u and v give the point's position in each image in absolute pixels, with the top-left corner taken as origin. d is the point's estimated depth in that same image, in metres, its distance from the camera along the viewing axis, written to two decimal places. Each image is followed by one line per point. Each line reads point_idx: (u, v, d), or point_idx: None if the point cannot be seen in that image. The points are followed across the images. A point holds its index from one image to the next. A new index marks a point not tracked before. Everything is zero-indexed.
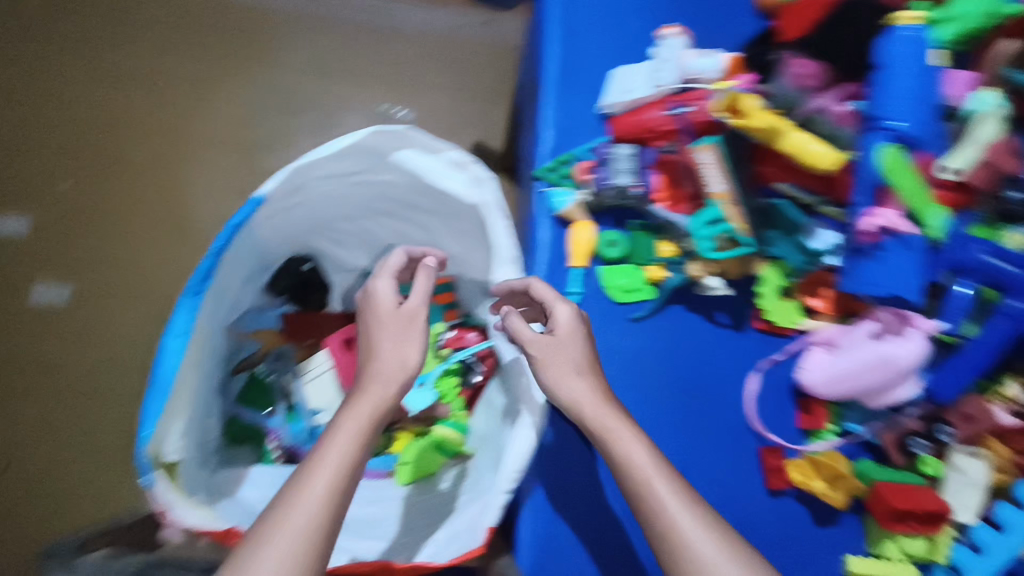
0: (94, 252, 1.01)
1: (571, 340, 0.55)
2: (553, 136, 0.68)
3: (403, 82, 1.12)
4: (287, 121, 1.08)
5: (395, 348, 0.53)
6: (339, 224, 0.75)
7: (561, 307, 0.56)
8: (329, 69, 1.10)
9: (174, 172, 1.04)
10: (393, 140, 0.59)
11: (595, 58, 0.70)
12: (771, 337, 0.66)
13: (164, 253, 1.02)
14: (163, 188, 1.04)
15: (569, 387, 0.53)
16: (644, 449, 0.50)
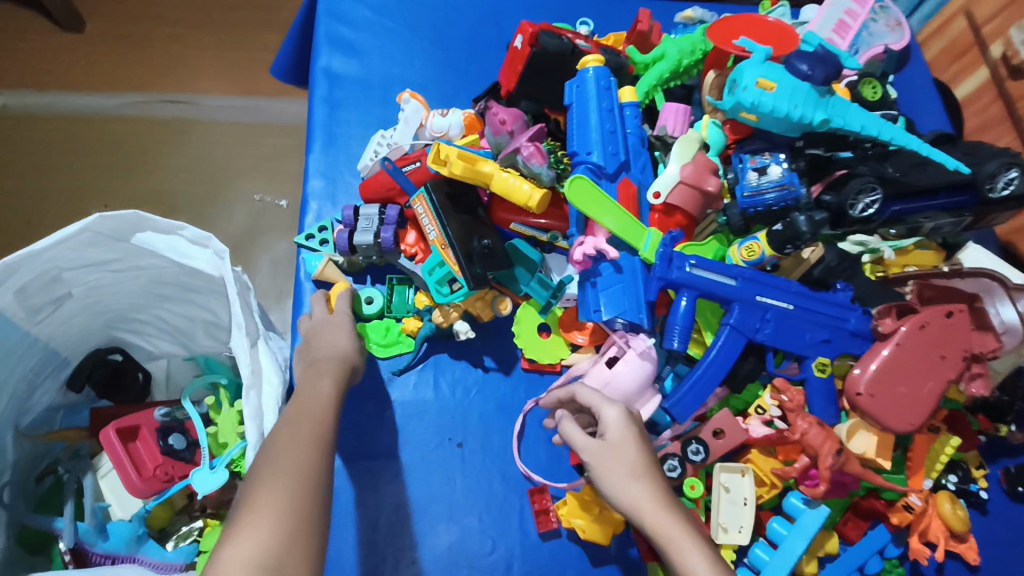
0: None
1: (629, 434, 0.50)
2: (314, 200, 0.72)
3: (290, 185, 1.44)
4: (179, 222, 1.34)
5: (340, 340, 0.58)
6: (133, 313, 0.77)
7: (609, 408, 0.52)
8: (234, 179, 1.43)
9: None
10: (125, 223, 0.61)
11: (359, 128, 0.76)
12: (539, 375, 0.66)
13: None
14: None
15: (648, 488, 0.47)
16: (681, 523, 0.46)
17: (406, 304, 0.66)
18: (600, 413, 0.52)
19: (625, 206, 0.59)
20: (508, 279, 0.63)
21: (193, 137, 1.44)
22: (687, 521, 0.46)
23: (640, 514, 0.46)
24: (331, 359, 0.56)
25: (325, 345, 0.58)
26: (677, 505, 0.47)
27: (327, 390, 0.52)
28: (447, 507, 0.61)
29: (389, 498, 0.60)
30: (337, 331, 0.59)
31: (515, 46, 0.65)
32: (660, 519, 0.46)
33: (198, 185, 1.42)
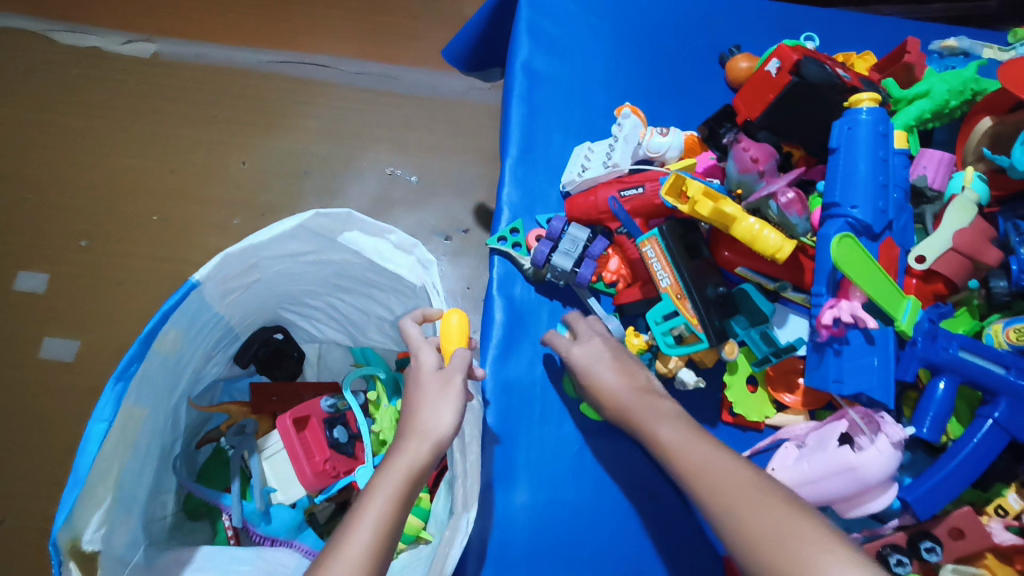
0: (104, 317, 1.16)
1: (605, 362, 0.55)
2: (510, 209, 0.68)
3: (410, 151, 1.31)
4: (297, 185, 1.27)
5: (433, 411, 0.53)
6: (305, 298, 0.75)
7: (574, 351, 0.57)
8: (359, 141, 1.31)
9: (185, 239, 1.22)
10: (335, 223, 0.59)
11: (560, 140, 0.71)
12: (741, 431, 0.62)
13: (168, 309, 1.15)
14: (178, 263, 1.20)
15: (613, 399, 0.54)
16: (689, 439, 0.49)
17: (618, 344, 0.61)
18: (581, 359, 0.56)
19: (886, 268, 0.53)
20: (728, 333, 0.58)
21: (332, 100, 1.34)
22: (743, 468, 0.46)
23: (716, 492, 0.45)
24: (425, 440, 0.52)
25: (426, 414, 0.53)
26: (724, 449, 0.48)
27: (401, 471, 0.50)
28: (634, 558, 0.59)
29: (578, 543, 0.59)
30: (440, 401, 0.53)
31: (767, 72, 0.59)
32: (717, 476, 0.45)
33: (316, 142, 1.30)
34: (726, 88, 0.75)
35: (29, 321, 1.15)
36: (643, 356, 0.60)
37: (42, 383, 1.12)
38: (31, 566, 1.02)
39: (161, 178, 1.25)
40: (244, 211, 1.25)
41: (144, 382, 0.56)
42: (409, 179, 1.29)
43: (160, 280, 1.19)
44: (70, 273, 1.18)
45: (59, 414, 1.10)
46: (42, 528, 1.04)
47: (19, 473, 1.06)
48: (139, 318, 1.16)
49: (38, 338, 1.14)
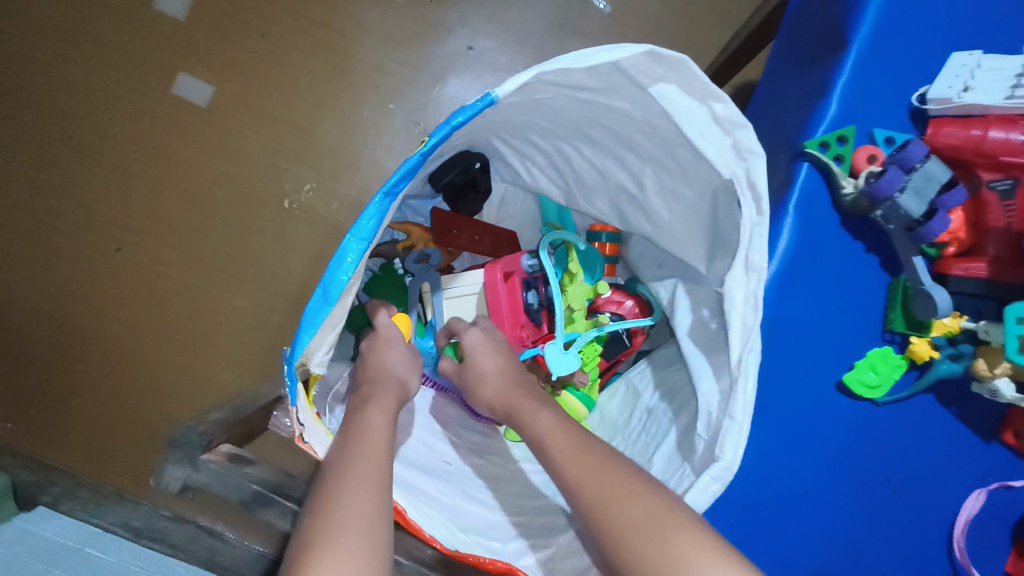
0: (239, 68, 1.03)
1: (488, 348, 0.58)
2: (840, 108, 0.53)
3: None
4: None
5: (404, 369, 0.56)
6: (532, 134, 0.63)
7: (471, 335, 0.59)
8: None
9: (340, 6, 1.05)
10: (658, 70, 0.46)
11: (929, 35, 0.53)
12: (1015, 458, 0.52)
13: (311, 90, 1.03)
14: (328, 31, 1.04)
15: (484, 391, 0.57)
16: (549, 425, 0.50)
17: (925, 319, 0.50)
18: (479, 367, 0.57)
19: None
20: None
21: None
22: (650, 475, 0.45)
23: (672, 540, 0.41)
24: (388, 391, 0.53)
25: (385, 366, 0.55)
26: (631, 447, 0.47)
27: (379, 422, 0.49)
28: (854, 551, 0.53)
29: (799, 513, 0.52)
30: (412, 367, 0.57)
31: None
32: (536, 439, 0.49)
33: None
34: None
35: (161, 49, 1.03)
36: (953, 348, 0.50)
37: (166, 125, 1.02)
38: (132, 308, 1.00)
39: None
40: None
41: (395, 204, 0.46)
42: (602, 10, 1.07)
43: (307, 41, 1.04)
44: (211, 6, 1.04)
45: (183, 158, 1.01)
46: (146, 274, 1.00)
47: (132, 212, 1.01)
48: (277, 80, 1.03)
49: (168, 72, 1.03)
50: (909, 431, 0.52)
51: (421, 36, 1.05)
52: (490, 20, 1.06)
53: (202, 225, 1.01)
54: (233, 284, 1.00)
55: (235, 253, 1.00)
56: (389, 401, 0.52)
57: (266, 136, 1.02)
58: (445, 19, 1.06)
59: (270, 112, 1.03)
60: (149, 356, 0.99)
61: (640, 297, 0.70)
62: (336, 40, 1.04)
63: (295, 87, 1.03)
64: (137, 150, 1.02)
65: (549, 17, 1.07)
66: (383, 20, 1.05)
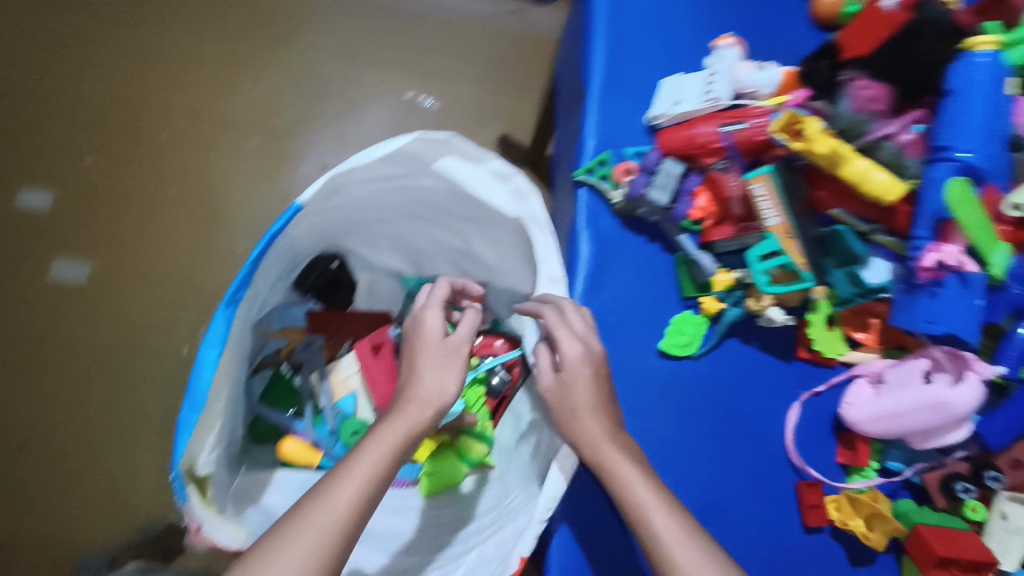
0: (114, 240, 1.13)
1: (586, 377, 0.54)
2: (597, 140, 0.66)
3: (429, 79, 1.27)
4: (311, 109, 1.23)
5: (435, 378, 0.54)
6: (371, 225, 0.73)
7: (569, 346, 0.54)
8: (377, 66, 1.27)
9: (196, 163, 1.18)
10: (435, 148, 0.57)
11: (642, 72, 0.69)
12: (815, 367, 0.64)
13: (186, 241, 1.14)
14: (191, 187, 1.17)
15: (575, 430, 0.52)
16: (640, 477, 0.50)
17: (705, 281, 0.63)
18: (559, 391, 0.54)
19: (987, 210, 0.54)
20: (832, 281, 0.59)
21: (345, 14, 1.28)
22: (659, 494, 0.49)
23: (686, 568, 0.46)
24: (418, 407, 0.52)
25: (427, 386, 0.53)
26: (650, 478, 0.50)
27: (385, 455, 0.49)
28: (715, 492, 0.61)
29: (659, 473, 0.60)
30: (441, 367, 0.55)
31: (882, 8, 0.58)
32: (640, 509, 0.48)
33: (331, 64, 1.26)
34: (810, 27, 0.73)
35: (38, 243, 1.12)
36: (731, 295, 0.61)
37: (54, 309, 1.09)
38: (51, 489, 1.02)
39: (169, 95, 1.20)
40: (261, 131, 1.21)
41: (246, 310, 0.54)
42: (430, 106, 1.25)
43: (180, 199, 1.16)
44: (77, 194, 1.15)
45: (88, 333, 1.08)
46: (61, 452, 1.03)
47: (35, 398, 1.05)
48: (159, 240, 1.13)
49: (47, 262, 1.11)
50: (724, 375, 0.63)
51: (277, 168, 1.19)
52: (335, 140, 1.22)
53: (108, 389, 1.06)
54: (151, 436, 1.05)
55: (147, 405, 1.06)
56: (410, 430, 0.51)
57: (160, 291, 1.11)
58: (295, 149, 1.21)
59: (160, 269, 1.12)
60: (83, 529, 1.00)
61: (507, 334, 0.79)
62: (199, 192, 1.17)
63: (172, 242, 1.13)
64: (30, 339, 1.07)
65: (386, 124, 1.24)
66: (240, 164, 1.19)
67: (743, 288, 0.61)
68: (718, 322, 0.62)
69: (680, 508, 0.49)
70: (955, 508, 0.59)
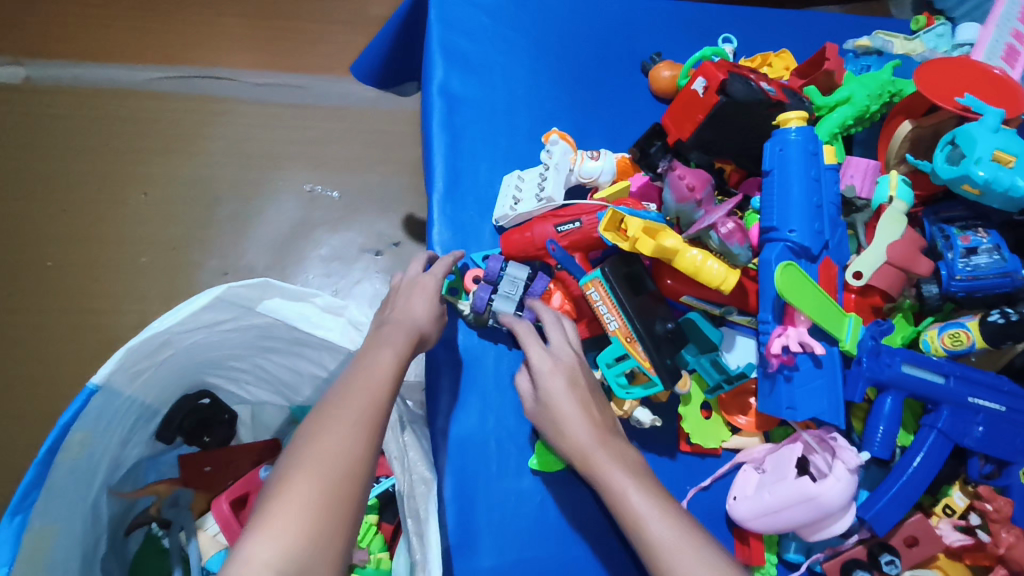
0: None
1: (561, 383, 0.51)
2: (441, 251, 0.64)
3: (327, 169, 1.19)
4: (206, 213, 1.14)
5: (419, 308, 0.54)
6: (227, 362, 0.69)
7: (538, 354, 0.52)
8: (274, 161, 1.18)
9: (82, 287, 1.08)
10: (253, 293, 0.54)
11: (485, 170, 0.67)
12: (700, 458, 0.60)
13: (76, 375, 1.03)
14: (81, 313, 1.06)
15: (560, 437, 0.50)
16: (637, 479, 0.46)
17: None
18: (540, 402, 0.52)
19: (825, 289, 0.53)
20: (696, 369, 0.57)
21: (237, 117, 1.20)
22: (659, 500, 0.45)
23: (672, 557, 0.42)
24: (402, 327, 0.52)
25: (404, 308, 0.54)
26: (644, 482, 0.47)
27: (387, 358, 0.48)
28: None
29: None
30: (423, 300, 0.55)
31: (694, 91, 0.58)
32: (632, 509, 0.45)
33: (225, 165, 1.17)
34: (652, 100, 0.73)
35: None
36: None
37: None
38: None
39: (49, 218, 1.11)
40: (154, 246, 1.11)
41: (54, 496, 0.51)
42: (331, 196, 1.17)
43: (70, 332, 1.05)
44: None
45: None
46: None
47: None
48: (44, 379, 1.02)
49: None
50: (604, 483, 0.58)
51: (172, 281, 1.10)
52: (235, 244, 1.12)
53: None
54: None
55: None
56: (407, 341, 0.50)
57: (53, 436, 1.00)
58: (192, 258, 1.11)
59: (47, 412, 1.01)
60: None
61: None
62: (86, 318, 1.06)
63: (60, 378, 1.03)
64: None
65: (289, 219, 1.15)
66: (133, 283, 1.09)
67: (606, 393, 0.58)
68: None
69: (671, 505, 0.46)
70: None
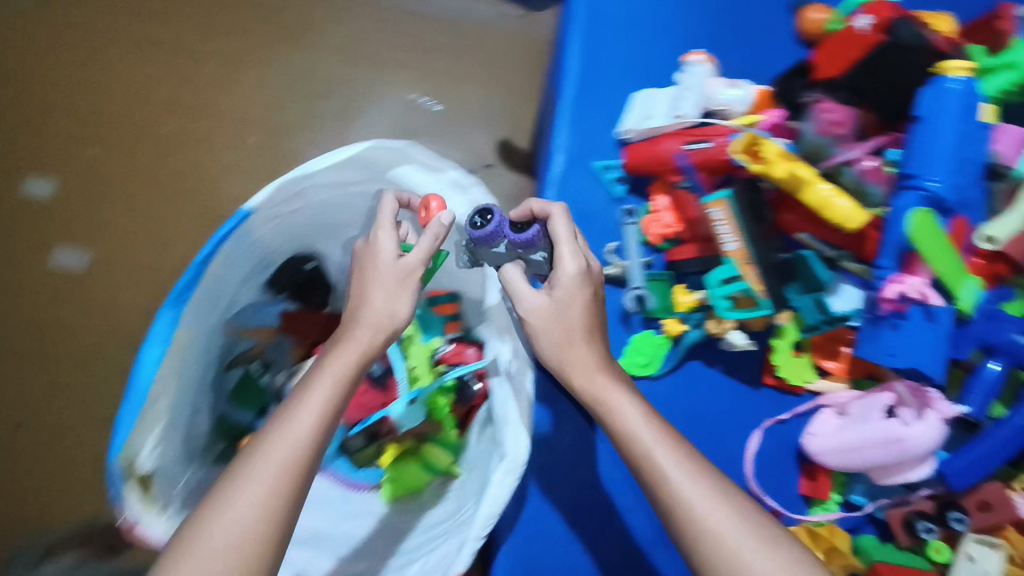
0: (105, 231, 1.05)
1: (581, 297, 0.50)
2: (564, 154, 0.65)
3: (432, 80, 1.16)
4: (313, 105, 1.13)
5: (387, 302, 0.51)
6: (344, 229, 0.74)
7: (568, 264, 0.50)
8: (386, 64, 1.16)
9: (191, 155, 1.09)
10: (392, 155, 0.57)
11: (615, 85, 0.67)
12: (779, 394, 0.63)
13: (179, 238, 1.05)
14: (186, 179, 1.08)
15: (564, 354, 0.50)
16: (656, 428, 0.46)
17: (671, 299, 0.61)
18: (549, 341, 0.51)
19: (953, 244, 0.52)
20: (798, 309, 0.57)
21: (355, 9, 1.17)
22: (665, 436, 0.46)
23: (691, 509, 0.43)
24: (376, 325, 0.51)
25: (373, 310, 0.51)
26: (657, 422, 0.47)
27: (318, 406, 0.46)
28: None
29: (612, 488, 0.62)
30: (401, 292, 0.52)
31: (856, 28, 0.57)
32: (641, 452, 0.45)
33: (336, 59, 1.15)
34: (793, 43, 0.71)
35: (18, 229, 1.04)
36: (692, 316, 0.60)
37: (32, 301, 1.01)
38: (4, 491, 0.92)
39: (165, 82, 1.11)
40: (262, 126, 1.11)
41: (198, 305, 0.54)
42: (432, 109, 1.15)
43: (171, 193, 1.07)
44: (64, 187, 1.06)
45: (59, 323, 1.00)
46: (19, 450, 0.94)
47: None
48: (147, 233, 1.05)
49: (35, 248, 1.03)
50: (682, 401, 0.62)
51: (273, 167, 1.10)
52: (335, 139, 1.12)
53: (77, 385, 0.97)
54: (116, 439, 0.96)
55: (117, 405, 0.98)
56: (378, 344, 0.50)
57: (148, 288, 1.03)
58: (297, 147, 1.11)
59: (146, 264, 1.03)
60: (42, 527, 0.91)
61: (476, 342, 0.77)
62: (195, 183, 1.08)
63: (162, 237, 1.05)
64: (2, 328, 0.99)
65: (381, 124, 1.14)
66: (237, 160, 1.10)
67: (704, 312, 0.60)
68: (680, 344, 0.61)
69: (696, 458, 0.46)
70: (919, 546, 0.56)
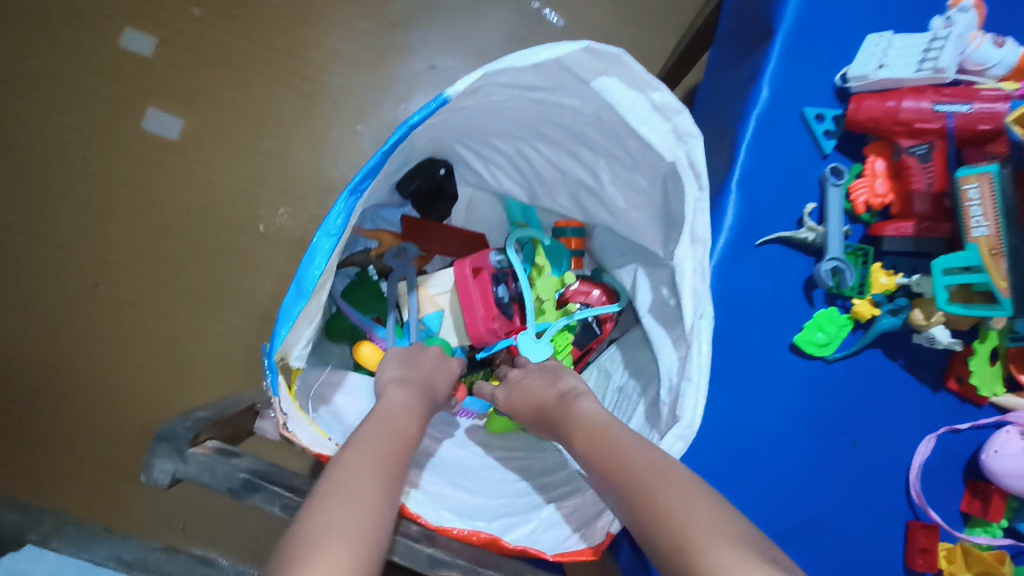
0: (202, 100, 0.98)
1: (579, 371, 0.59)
2: (771, 94, 0.57)
3: None
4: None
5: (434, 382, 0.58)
6: (491, 139, 0.67)
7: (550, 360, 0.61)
8: None
9: (298, 33, 0.99)
10: (597, 64, 0.49)
11: (844, 24, 0.58)
12: (960, 402, 0.56)
13: (278, 122, 0.98)
14: (289, 58, 0.99)
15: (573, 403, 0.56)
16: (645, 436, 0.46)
17: (862, 280, 0.54)
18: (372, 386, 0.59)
19: None
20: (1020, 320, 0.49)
21: None
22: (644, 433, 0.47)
23: (661, 505, 0.40)
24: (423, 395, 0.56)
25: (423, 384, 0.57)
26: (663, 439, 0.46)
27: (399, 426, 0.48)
28: (814, 507, 0.55)
29: (764, 469, 0.55)
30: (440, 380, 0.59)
31: None
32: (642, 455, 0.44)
33: None
34: None
35: (113, 85, 0.97)
36: (893, 303, 0.54)
37: (125, 165, 0.97)
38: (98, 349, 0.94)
39: None
40: (378, 17, 1.01)
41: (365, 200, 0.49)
42: (555, 24, 1.03)
43: (273, 75, 0.98)
44: (164, 46, 0.98)
45: (153, 194, 0.96)
46: (119, 314, 0.95)
47: (91, 253, 0.95)
48: (245, 111, 0.98)
49: (130, 107, 0.97)
50: (855, 390, 0.56)
51: (381, 61, 1.00)
52: (448, 39, 1.01)
53: (169, 259, 0.96)
54: (205, 320, 0.95)
55: (204, 285, 0.96)
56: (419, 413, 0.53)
57: (243, 170, 0.97)
58: (409, 42, 1.01)
59: (245, 145, 0.97)
60: (133, 389, 0.94)
61: (607, 286, 0.73)
62: (300, 64, 0.99)
63: (260, 118, 0.98)
64: (96, 188, 0.96)
65: (502, 32, 1.02)
66: (344, 47, 1.00)
67: (908, 299, 0.53)
68: (868, 330, 0.55)
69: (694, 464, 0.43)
70: None
